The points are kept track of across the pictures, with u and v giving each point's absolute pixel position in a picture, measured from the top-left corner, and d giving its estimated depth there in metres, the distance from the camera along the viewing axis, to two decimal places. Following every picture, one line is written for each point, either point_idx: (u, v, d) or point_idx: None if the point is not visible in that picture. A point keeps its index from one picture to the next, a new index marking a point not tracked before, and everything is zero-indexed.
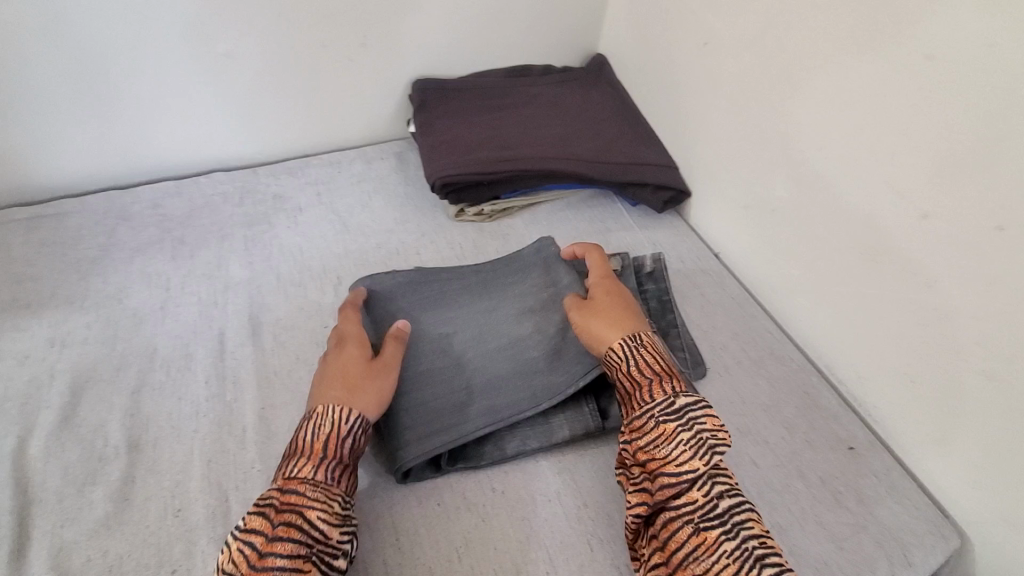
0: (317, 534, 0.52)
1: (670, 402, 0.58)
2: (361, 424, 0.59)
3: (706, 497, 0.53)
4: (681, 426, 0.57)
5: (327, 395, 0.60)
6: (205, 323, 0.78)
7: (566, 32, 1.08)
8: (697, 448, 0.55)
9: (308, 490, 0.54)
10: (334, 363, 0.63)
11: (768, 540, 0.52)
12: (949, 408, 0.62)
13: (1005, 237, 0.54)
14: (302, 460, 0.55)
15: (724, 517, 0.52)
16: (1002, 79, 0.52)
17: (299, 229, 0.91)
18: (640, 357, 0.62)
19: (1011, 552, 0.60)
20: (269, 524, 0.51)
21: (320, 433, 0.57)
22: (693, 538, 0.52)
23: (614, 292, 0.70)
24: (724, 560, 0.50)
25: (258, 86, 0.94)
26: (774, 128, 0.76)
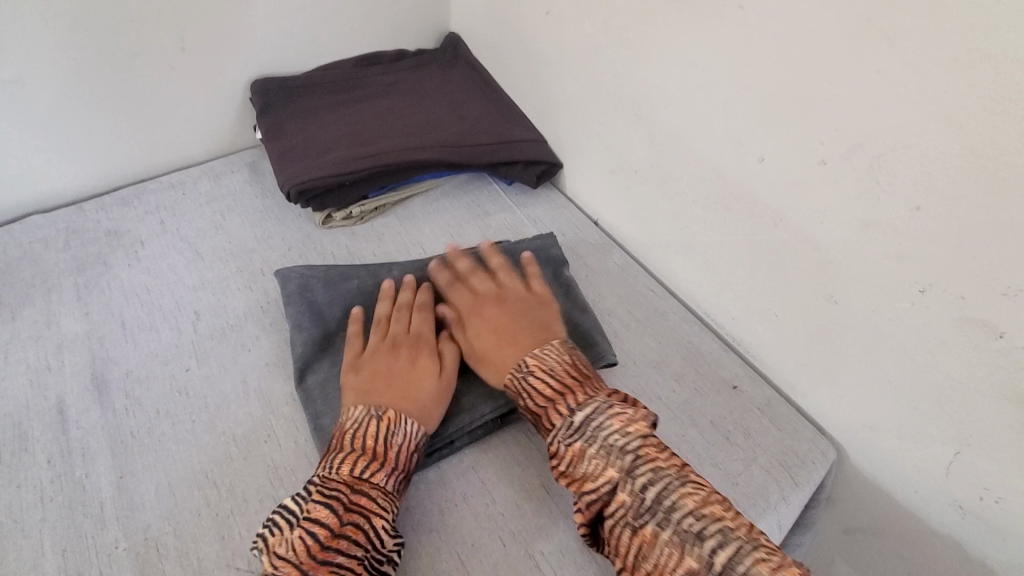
0: (376, 542, 0.52)
1: (570, 420, 0.56)
2: (424, 436, 0.60)
3: (632, 495, 0.51)
4: (586, 441, 0.55)
5: (399, 396, 0.61)
6: (39, 393, 0.67)
7: (414, 12, 1.02)
8: (607, 455, 0.53)
9: (374, 495, 0.54)
10: (409, 369, 0.64)
11: (705, 510, 0.50)
12: (812, 335, 0.66)
13: (827, 170, 0.57)
14: (375, 462, 0.56)
15: (653, 508, 0.50)
16: (802, 21, 0.55)
17: (143, 266, 0.80)
18: (530, 388, 0.60)
19: (878, 454, 0.66)
20: (337, 520, 0.51)
21: (393, 440, 0.57)
22: (634, 540, 0.50)
23: (492, 318, 0.70)
24: (667, 550, 0.48)
25: (63, 110, 0.81)
26: (622, 90, 0.77)
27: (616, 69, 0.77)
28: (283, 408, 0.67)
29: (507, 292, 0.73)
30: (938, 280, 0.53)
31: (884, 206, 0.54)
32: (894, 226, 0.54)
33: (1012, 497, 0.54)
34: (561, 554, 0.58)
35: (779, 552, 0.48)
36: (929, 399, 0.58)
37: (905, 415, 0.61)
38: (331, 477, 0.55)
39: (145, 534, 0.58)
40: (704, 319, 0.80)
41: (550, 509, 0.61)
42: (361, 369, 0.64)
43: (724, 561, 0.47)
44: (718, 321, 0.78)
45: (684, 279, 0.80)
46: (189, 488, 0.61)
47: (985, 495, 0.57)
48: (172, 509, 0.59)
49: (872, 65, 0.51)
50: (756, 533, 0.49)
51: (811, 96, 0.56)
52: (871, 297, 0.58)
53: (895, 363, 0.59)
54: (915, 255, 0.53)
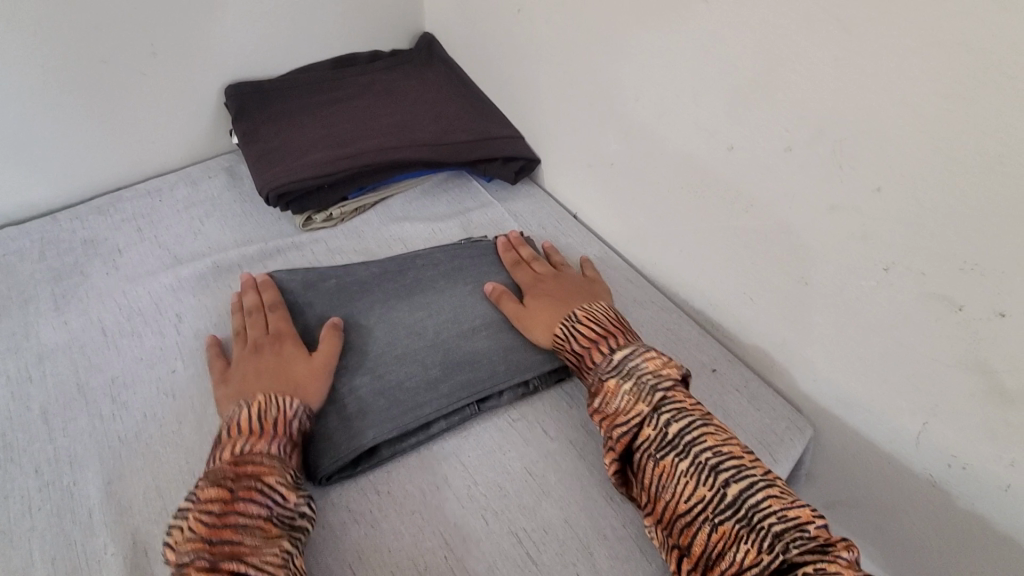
0: (277, 497, 0.53)
1: (611, 359, 0.63)
2: (305, 411, 0.60)
3: (656, 429, 0.57)
4: (621, 378, 0.61)
5: (270, 385, 0.61)
6: (20, 404, 0.67)
7: (387, 13, 1.03)
8: (640, 393, 0.59)
9: (264, 459, 0.55)
10: (273, 360, 0.63)
11: (723, 447, 0.55)
12: (785, 317, 0.68)
13: (793, 156, 0.60)
14: (255, 437, 0.56)
15: (675, 442, 0.56)
16: (763, 13, 0.57)
17: (122, 273, 0.80)
18: (579, 333, 0.66)
19: (853, 430, 0.68)
20: (228, 491, 0.51)
21: (268, 414, 0.57)
22: (656, 471, 0.56)
23: (546, 287, 0.74)
24: (685, 480, 0.54)
25: (33, 118, 0.80)
26: (596, 85, 0.78)
27: (588, 64, 0.78)
28: None
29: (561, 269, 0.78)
30: (899, 259, 0.55)
31: (848, 188, 0.56)
32: (858, 208, 0.56)
33: (978, 461, 0.57)
34: (544, 531, 0.59)
35: (792, 494, 0.52)
36: (896, 372, 0.60)
37: (874, 388, 0.63)
38: (215, 465, 0.54)
39: (134, 536, 0.58)
40: (683, 306, 0.82)
41: (534, 490, 0.62)
42: (229, 380, 0.63)
43: (737, 494, 0.52)
44: (696, 307, 0.80)
45: (662, 268, 0.82)
46: (177, 489, 0.61)
47: (952, 463, 0.59)
48: (161, 510, 0.59)
49: (831, 53, 0.53)
50: (772, 474, 0.54)
51: (774, 85, 0.58)
52: (838, 277, 0.61)
53: (863, 341, 0.62)
54: (878, 234, 0.56)
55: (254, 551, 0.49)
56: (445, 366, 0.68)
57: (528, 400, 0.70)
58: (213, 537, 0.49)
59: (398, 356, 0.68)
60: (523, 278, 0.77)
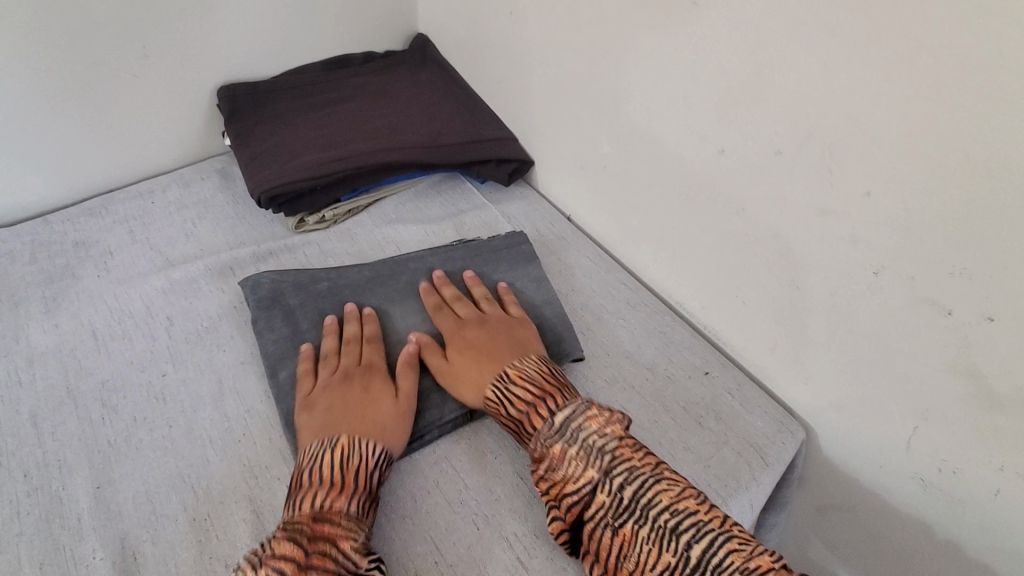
0: (348, 564, 0.51)
1: (551, 422, 0.59)
2: (386, 458, 0.59)
3: (610, 495, 0.54)
4: (565, 443, 0.57)
5: (354, 424, 0.60)
6: (9, 407, 0.66)
7: (380, 14, 1.02)
8: (587, 457, 0.56)
9: (342, 521, 0.53)
10: (361, 394, 0.63)
11: (680, 505, 0.53)
12: (776, 320, 0.68)
13: (783, 159, 0.60)
14: (334, 490, 0.55)
15: (631, 507, 0.53)
16: (753, 16, 0.57)
17: (113, 276, 0.80)
18: (512, 397, 0.62)
19: (844, 433, 0.68)
20: (303, 553, 0.50)
21: (350, 464, 0.56)
22: (614, 540, 0.53)
23: (470, 335, 0.69)
24: (646, 547, 0.51)
25: (23, 119, 0.80)
26: (589, 88, 0.78)
27: (580, 66, 0.78)
28: (258, 410, 0.68)
29: (485, 308, 0.73)
30: (888, 263, 0.55)
31: (837, 192, 0.56)
32: (848, 212, 0.56)
33: (966, 466, 0.57)
34: (534, 536, 0.59)
35: (751, 539, 0.52)
36: (885, 375, 0.60)
37: (864, 392, 0.63)
38: (292, 517, 0.53)
39: (123, 541, 0.57)
40: (675, 309, 0.82)
41: (525, 495, 0.62)
42: (313, 409, 0.62)
43: (700, 555, 0.50)
44: (688, 310, 0.80)
45: (654, 270, 0.82)
46: (167, 493, 0.61)
47: (942, 467, 0.59)
48: (150, 514, 0.59)
49: (820, 57, 0.53)
50: (728, 522, 0.53)
51: (763, 89, 0.58)
52: (829, 281, 0.60)
53: (853, 344, 0.62)
54: (867, 238, 0.56)
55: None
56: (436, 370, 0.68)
57: None
58: None
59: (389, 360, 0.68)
60: (445, 325, 0.71)
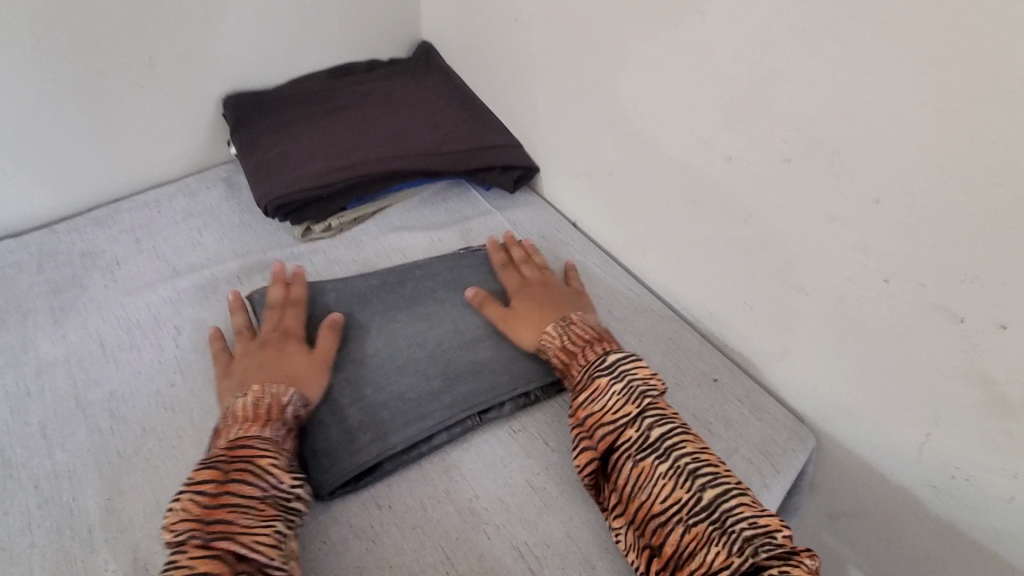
0: (269, 480, 0.54)
1: (603, 360, 0.63)
2: (301, 401, 0.62)
3: (639, 431, 0.58)
4: (613, 378, 0.62)
5: (268, 379, 0.62)
6: (18, 419, 0.66)
7: (385, 22, 1.03)
8: (630, 396, 0.60)
9: (258, 442, 0.56)
10: (275, 354, 0.65)
11: (702, 456, 0.56)
12: (786, 326, 0.68)
13: (791, 166, 0.60)
14: (249, 421, 0.58)
15: (657, 446, 0.57)
16: (758, 25, 0.57)
17: (120, 286, 0.80)
18: (569, 336, 0.67)
19: (855, 440, 0.68)
20: (221, 472, 0.53)
21: (261, 402, 0.59)
22: (634, 470, 0.56)
23: (534, 290, 0.75)
24: (662, 481, 0.55)
25: (28, 129, 0.80)
26: (594, 95, 0.78)
27: (584, 74, 0.78)
28: None
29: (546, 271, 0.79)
30: (897, 270, 0.55)
31: (846, 199, 0.56)
32: (857, 218, 0.56)
33: (979, 472, 0.57)
34: (545, 545, 0.58)
35: (761, 504, 0.54)
36: (896, 382, 0.60)
37: (875, 398, 0.63)
38: (214, 449, 0.56)
39: (133, 552, 0.57)
40: (683, 315, 0.81)
41: (535, 503, 0.61)
42: (231, 373, 0.65)
43: (711, 498, 0.53)
44: (696, 316, 0.80)
45: (661, 277, 0.82)
46: None
47: (955, 473, 0.59)
48: (160, 525, 0.59)
49: (829, 65, 0.53)
50: (744, 484, 0.55)
51: (769, 96, 0.58)
52: (839, 287, 0.60)
53: (864, 351, 0.61)
54: (877, 245, 0.56)
55: (247, 530, 0.51)
56: (446, 378, 0.68)
57: (529, 411, 0.70)
58: (208, 514, 0.51)
59: (398, 368, 0.68)
60: (509, 281, 0.77)
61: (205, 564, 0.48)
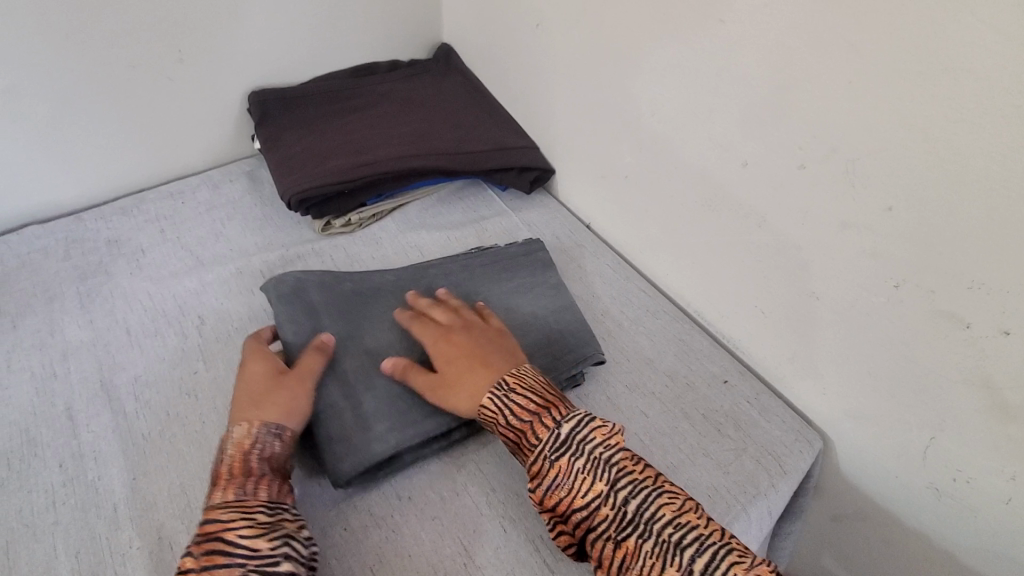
0: (243, 551, 0.50)
1: (556, 435, 0.57)
2: (270, 429, 0.58)
3: (615, 508, 0.54)
4: (572, 456, 0.56)
5: (236, 415, 0.60)
6: (45, 399, 0.68)
7: (407, 23, 1.05)
8: (596, 470, 0.55)
9: (223, 514, 0.52)
10: (240, 384, 0.63)
11: (682, 517, 0.53)
12: (796, 330, 0.70)
13: (806, 173, 0.61)
14: (217, 486, 0.55)
15: (636, 521, 0.53)
16: (776, 36, 0.59)
17: (145, 274, 0.82)
18: (511, 409, 0.60)
19: (860, 444, 0.69)
20: (189, 563, 0.49)
21: (225, 457, 0.56)
22: (617, 552, 0.53)
23: (453, 344, 0.66)
24: (649, 560, 0.52)
25: (60, 119, 0.82)
26: (613, 100, 0.80)
27: (603, 79, 0.80)
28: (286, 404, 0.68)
29: (462, 314, 0.71)
30: (908, 276, 0.57)
31: (859, 207, 0.58)
32: (869, 225, 0.58)
33: (980, 476, 0.58)
34: None
35: (747, 551, 0.52)
36: (902, 386, 0.62)
37: (881, 402, 0.65)
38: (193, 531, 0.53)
39: (158, 532, 0.59)
40: (694, 317, 0.83)
41: None
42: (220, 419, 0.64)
43: (700, 567, 0.50)
44: (707, 318, 0.81)
45: (673, 279, 0.84)
46: (201, 488, 0.62)
47: (956, 476, 0.61)
48: (183, 507, 0.61)
49: (845, 75, 0.55)
50: (726, 534, 0.53)
51: (786, 104, 0.60)
52: (849, 292, 0.62)
53: (871, 355, 0.63)
54: (888, 252, 0.57)
55: None
56: None
57: None
58: None
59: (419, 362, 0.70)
60: (427, 339, 0.68)
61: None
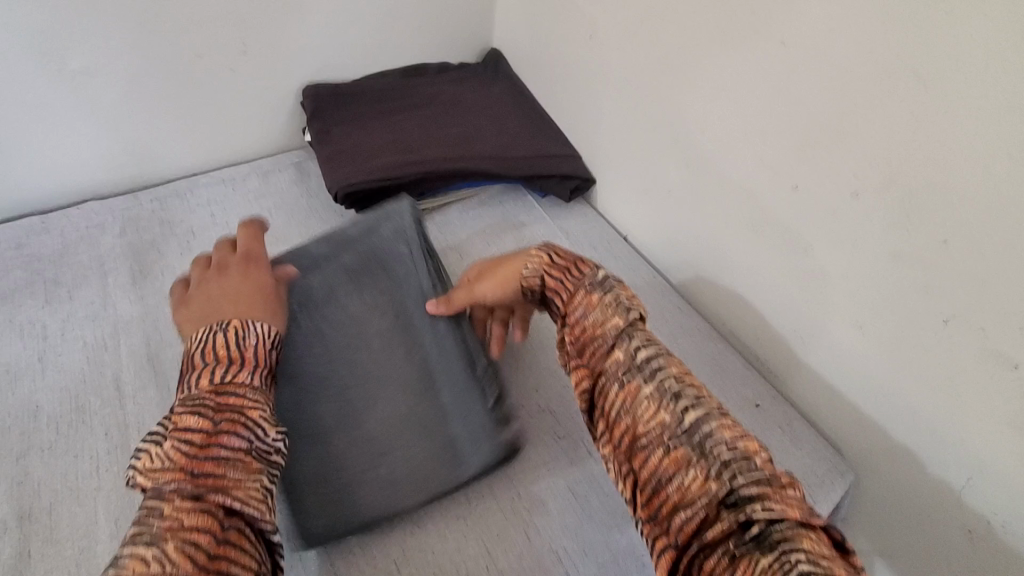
0: (260, 432, 0.49)
1: (594, 275, 0.58)
2: (277, 334, 0.58)
3: (626, 352, 0.52)
4: (602, 294, 0.56)
5: (235, 308, 0.57)
6: (95, 369, 0.71)
7: (460, 27, 1.07)
8: (617, 310, 0.54)
9: (247, 394, 0.51)
10: (238, 280, 0.60)
11: (688, 378, 0.51)
12: (836, 358, 0.68)
13: (859, 202, 0.60)
14: (232, 364, 0.52)
15: (643, 365, 0.51)
16: (838, 61, 0.58)
17: (194, 255, 0.84)
18: (556, 259, 0.61)
19: (895, 481, 0.67)
20: (209, 421, 0.47)
21: (247, 340, 0.54)
22: (619, 392, 0.51)
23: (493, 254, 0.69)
24: (646, 403, 0.49)
25: (126, 104, 0.86)
26: (661, 115, 0.80)
27: (653, 94, 0.80)
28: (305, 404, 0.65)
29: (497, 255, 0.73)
30: (960, 312, 0.55)
31: (913, 239, 0.57)
32: (923, 260, 0.57)
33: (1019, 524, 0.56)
34: (583, 551, 0.60)
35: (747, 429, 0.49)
36: (944, 425, 0.60)
37: (920, 440, 0.63)
38: (191, 393, 0.49)
39: None
40: (729, 337, 0.83)
41: (574, 510, 0.63)
42: (188, 304, 0.59)
43: (693, 421, 0.47)
44: (742, 340, 0.81)
45: (711, 298, 0.83)
46: None
47: (991, 520, 0.59)
48: None
49: (906, 106, 0.54)
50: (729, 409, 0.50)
51: (844, 130, 0.60)
52: (895, 325, 0.61)
53: (914, 391, 0.62)
54: (941, 287, 0.56)
55: (239, 485, 0.45)
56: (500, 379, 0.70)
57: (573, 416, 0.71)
58: (194, 466, 0.45)
59: None
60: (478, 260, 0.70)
61: (192, 520, 0.42)
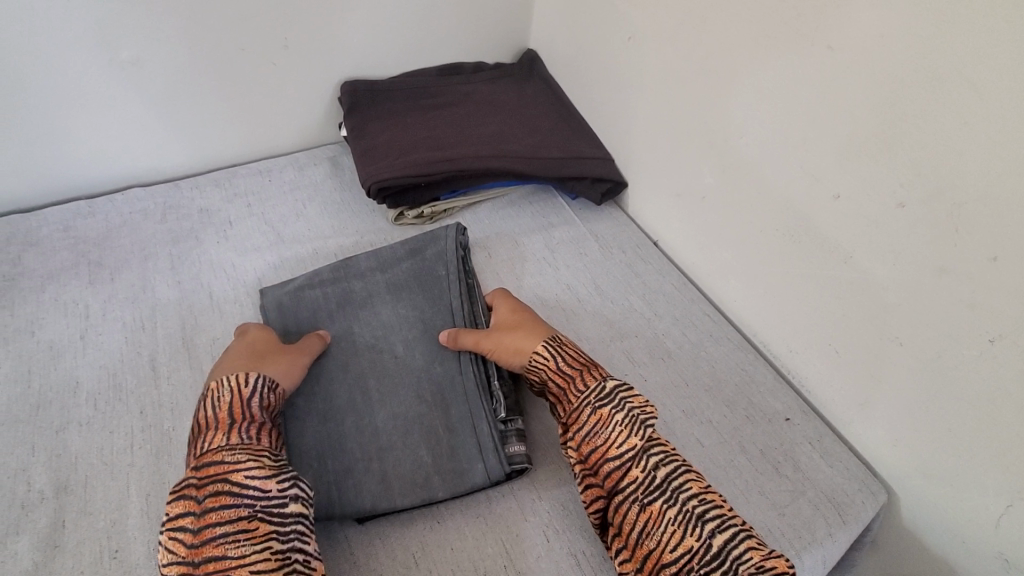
0: (253, 492, 0.53)
1: (601, 387, 0.61)
2: (264, 382, 0.61)
3: (645, 472, 0.56)
4: (613, 408, 0.59)
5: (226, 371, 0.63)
6: (132, 349, 0.74)
7: (498, 27, 1.07)
8: (632, 426, 0.58)
9: (229, 458, 0.54)
10: (237, 349, 0.66)
11: (707, 496, 0.56)
12: (873, 374, 0.66)
13: (904, 214, 0.59)
14: (212, 432, 0.57)
15: (663, 487, 0.56)
16: (890, 68, 0.56)
17: (230, 244, 0.87)
18: (563, 361, 0.64)
19: (929, 504, 0.65)
20: (196, 502, 0.52)
21: (222, 404, 0.58)
22: (641, 516, 0.55)
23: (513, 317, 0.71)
24: (671, 528, 0.54)
25: (171, 94, 0.89)
26: (699, 119, 0.79)
27: (692, 97, 0.79)
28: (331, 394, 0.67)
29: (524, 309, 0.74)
30: (1008, 333, 0.53)
31: (960, 255, 0.55)
32: (970, 276, 0.55)
33: None
34: (602, 557, 0.60)
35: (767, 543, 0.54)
36: (985, 450, 0.58)
37: (957, 463, 0.61)
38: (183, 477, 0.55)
39: None
40: (759, 348, 0.81)
41: None
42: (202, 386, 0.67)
43: (722, 546, 0.52)
44: (773, 351, 0.79)
45: (742, 307, 0.82)
46: None
47: None
48: None
49: (960, 115, 0.52)
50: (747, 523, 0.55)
51: (892, 139, 0.58)
52: (935, 342, 0.59)
53: (955, 412, 0.59)
54: (989, 304, 0.54)
55: (242, 560, 0.49)
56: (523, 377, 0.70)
57: None
58: (195, 555, 0.49)
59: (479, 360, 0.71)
60: (500, 311, 0.73)
61: None
